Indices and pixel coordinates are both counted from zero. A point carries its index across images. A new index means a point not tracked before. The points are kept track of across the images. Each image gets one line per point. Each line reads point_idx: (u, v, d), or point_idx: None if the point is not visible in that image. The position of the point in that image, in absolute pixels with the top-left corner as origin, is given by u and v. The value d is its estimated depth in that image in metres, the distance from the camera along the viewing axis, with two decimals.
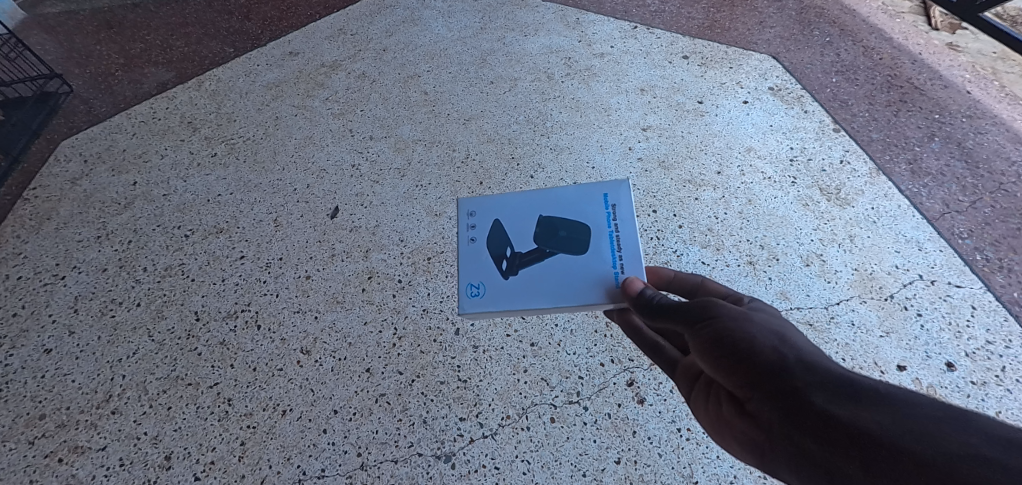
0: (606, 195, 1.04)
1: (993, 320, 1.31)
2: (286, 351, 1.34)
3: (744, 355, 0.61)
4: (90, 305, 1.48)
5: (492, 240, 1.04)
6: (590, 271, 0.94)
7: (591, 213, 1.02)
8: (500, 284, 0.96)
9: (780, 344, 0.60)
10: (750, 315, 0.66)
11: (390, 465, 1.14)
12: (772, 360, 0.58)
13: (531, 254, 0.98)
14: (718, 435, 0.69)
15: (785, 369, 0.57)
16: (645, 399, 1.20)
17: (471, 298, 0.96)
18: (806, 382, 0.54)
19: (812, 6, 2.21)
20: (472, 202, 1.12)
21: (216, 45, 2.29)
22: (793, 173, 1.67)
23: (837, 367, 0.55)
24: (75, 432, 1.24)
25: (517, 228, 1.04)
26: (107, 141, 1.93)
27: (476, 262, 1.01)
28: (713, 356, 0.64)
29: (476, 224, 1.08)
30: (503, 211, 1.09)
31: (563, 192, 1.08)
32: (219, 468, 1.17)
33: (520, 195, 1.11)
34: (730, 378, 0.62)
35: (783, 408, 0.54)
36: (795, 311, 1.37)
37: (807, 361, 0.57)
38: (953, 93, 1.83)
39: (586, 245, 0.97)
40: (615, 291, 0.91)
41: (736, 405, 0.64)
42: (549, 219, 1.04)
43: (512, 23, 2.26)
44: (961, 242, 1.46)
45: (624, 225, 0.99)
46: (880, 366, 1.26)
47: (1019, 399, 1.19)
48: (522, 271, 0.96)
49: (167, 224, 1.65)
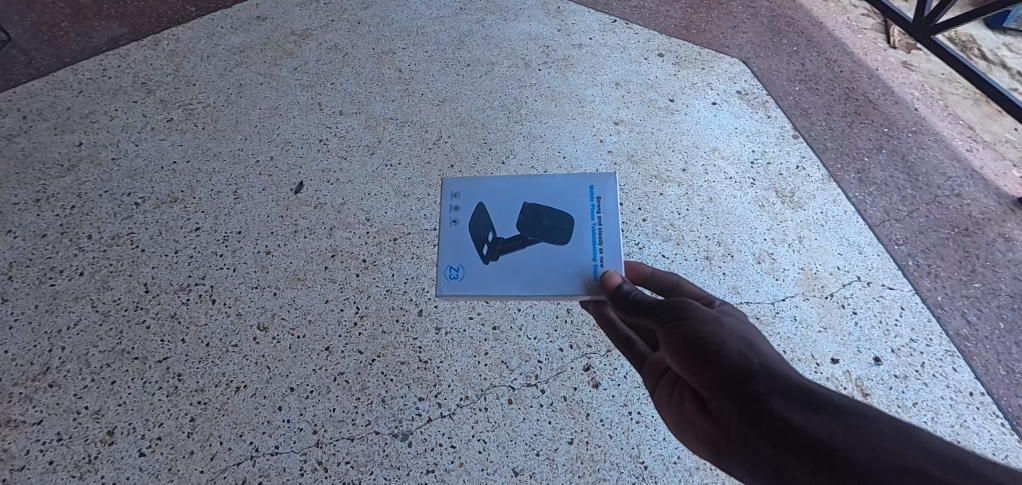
0: (592, 186, 1.09)
1: (918, 320, 1.42)
2: (241, 326, 1.31)
3: (714, 358, 0.64)
4: (27, 272, 1.39)
5: (475, 223, 1.07)
6: (570, 261, 0.97)
7: (576, 204, 1.06)
8: (480, 269, 1.00)
9: (747, 349, 0.64)
10: (720, 318, 0.70)
11: (346, 443, 1.14)
12: (738, 364, 0.62)
13: (513, 241, 1.02)
14: (681, 430, 0.73)
15: (750, 373, 0.60)
16: (600, 383, 1.24)
17: (451, 280, 0.99)
18: (768, 388, 0.58)
19: (783, 16, 2.29)
20: (458, 183, 1.14)
21: (177, 3, 2.16)
22: (752, 174, 1.74)
23: (798, 377, 0.59)
24: (8, 405, 1.17)
25: (501, 213, 1.08)
26: (49, 98, 1.80)
27: (457, 246, 1.04)
28: (683, 356, 0.67)
29: (461, 206, 1.11)
30: (488, 197, 1.12)
31: (550, 180, 1.12)
32: (167, 444, 1.13)
33: (506, 182, 1.14)
34: (698, 378, 0.65)
35: (745, 411, 0.58)
36: (745, 305, 1.44)
37: (770, 368, 0.61)
38: (903, 109, 1.94)
39: (568, 235, 1.01)
40: (593, 282, 0.95)
41: (700, 403, 0.68)
42: (534, 207, 1.08)
43: (493, 6, 2.24)
44: (897, 248, 1.57)
45: (607, 217, 1.03)
46: (816, 359, 1.35)
47: (935, 392, 1.30)
48: (503, 257, 1.00)
49: (116, 190, 1.57)
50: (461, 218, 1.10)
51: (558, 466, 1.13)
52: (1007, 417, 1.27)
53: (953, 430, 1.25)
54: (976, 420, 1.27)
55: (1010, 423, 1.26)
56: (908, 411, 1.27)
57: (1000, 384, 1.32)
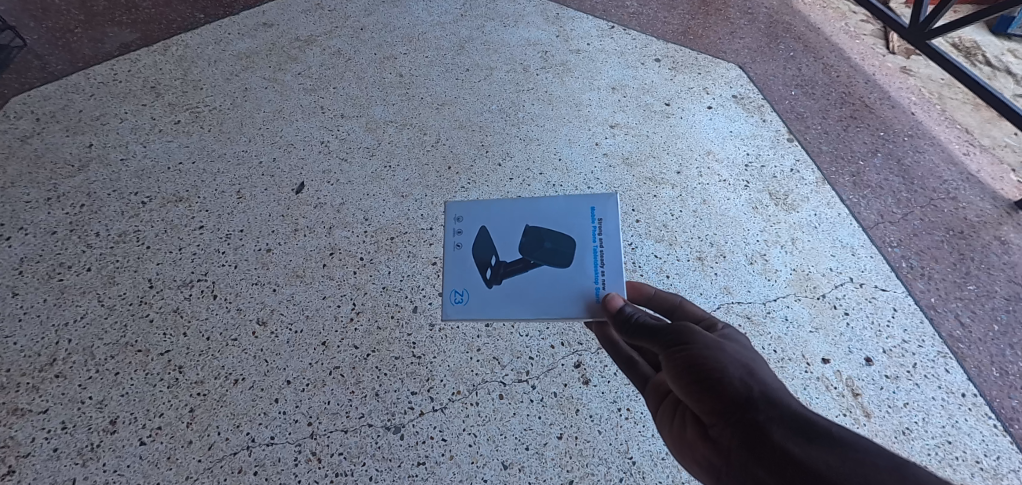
0: (593, 208, 1.11)
1: (911, 321, 1.43)
2: (241, 321, 1.34)
3: (716, 385, 0.66)
4: (36, 268, 1.43)
5: (479, 247, 1.10)
6: (572, 283, 1.01)
7: (577, 226, 1.09)
8: (484, 292, 1.03)
9: (748, 376, 0.66)
10: (722, 345, 0.72)
11: (340, 435, 1.17)
12: (739, 391, 0.64)
13: (516, 264, 1.05)
14: (680, 454, 0.75)
15: (750, 400, 0.63)
16: (590, 380, 1.26)
17: (456, 304, 1.02)
18: (768, 416, 0.60)
19: (780, 22, 2.32)
20: (462, 207, 1.18)
21: (186, 10, 2.23)
22: (747, 177, 1.76)
23: (798, 406, 0.61)
24: (15, 395, 1.21)
25: (503, 236, 1.11)
26: (62, 101, 1.86)
27: (462, 270, 1.07)
28: (685, 381, 0.70)
29: (464, 230, 1.14)
30: (490, 220, 1.15)
31: (551, 202, 1.14)
32: (167, 433, 1.16)
33: (508, 204, 1.17)
34: (700, 404, 0.68)
35: (744, 438, 0.60)
36: (736, 305, 1.46)
37: (771, 396, 0.63)
38: (899, 113, 1.95)
39: (569, 258, 1.04)
40: (594, 304, 0.98)
41: (701, 428, 0.70)
42: (536, 230, 1.11)
43: (494, 12, 2.29)
44: (891, 250, 1.58)
45: (608, 239, 1.06)
46: (807, 359, 1.36)
47: (926, 392, 1.31)
48: (506, 281, 1.03)
49: (124, 190, 1.61)
50: (464, 242, 1.13)
51: (547, 459, 1.15)
52: (999, 418, 1.27)
53: (944, 430, 1.25)
54: (968, 421, 1.26)
55: (1003, 424, 1.26)
56: (898, 411, 1.28)
57: (993, 385, 1.32)
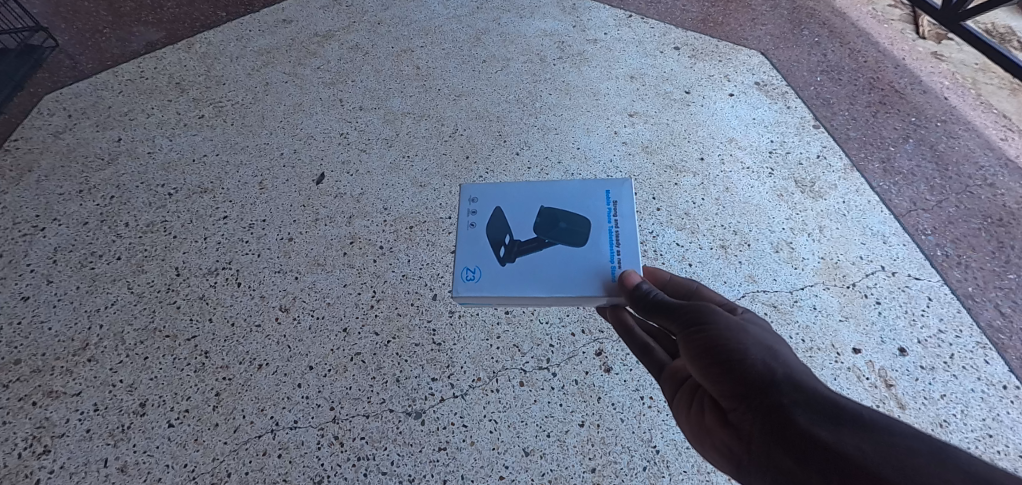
0: (608, 191, 1.10)
1: (947, 311, 1.37)
2: (264, 308, 1.36)
3: (736, 367, 0.64)
4: (69, 256, 1.47)
5: (492, 226, 1.09)
6: (588, 263, 0.99)
7: (592, 208, 1.08)
8: (497, 271, 1.01)
9: (771, 360, 0.64)
10: (743, 325, 0.70)
11: (362, 420, 1.17)
12: (762, 374, 0.62)
13: (530, 243, 1.03)
14: (698, 441, 0.73)
15: (774, 383, 0.60)
16: (612, 368, 1.24)
17: (468, 281, 1.00)
18: (792, 399, 0.58)
19: (805, 7, 2.26)
20: (476, 189, 1.17)
21: (209, 8, 2.26)
22: (771, 164, 1.72)
23: (824, 389, 0.59)
24: (50, 378, 1.25)
25: (518, 218, 1.09)
26: (92, 98, 1.91)
27: (475, 249, 1.05)
28: (704, 363, 0.68)
29: (478, 210, 1.13)
30: (504, 202, 1.14)
31: (566, 186, 1.14)
32: (194, 416, 1.19)
33: (523, 185, 1.16)
34: (719, 387, 0.66)
35: (766, 421, 0.58)
36: (761, 293, 1.42)
37: (796, 380, 0.61)
38: (931, 98, 1.88)
39: (585, 238, 1.02)
40: (610, 283, 0.96)
41: (719, 414, 0.68)
42: (550, 209, 1.09)
43: (509, 4, 2.28)
44: (924, 238, 1.52)
45: (624, 220, 1.05)
46: (837, 348, 1.32)
47: (964, 384, 1.25)
48: (520, 260, 1.01)
49: (151, 181, 1.65)
50: (477, 221, 1.11)
51: (568, 447, 1.14)
52: None
53: (984, 423, 1.20)
54: (1009, 414, 1.21)
55: None
56: (935, 403, 1.23)
57: None
